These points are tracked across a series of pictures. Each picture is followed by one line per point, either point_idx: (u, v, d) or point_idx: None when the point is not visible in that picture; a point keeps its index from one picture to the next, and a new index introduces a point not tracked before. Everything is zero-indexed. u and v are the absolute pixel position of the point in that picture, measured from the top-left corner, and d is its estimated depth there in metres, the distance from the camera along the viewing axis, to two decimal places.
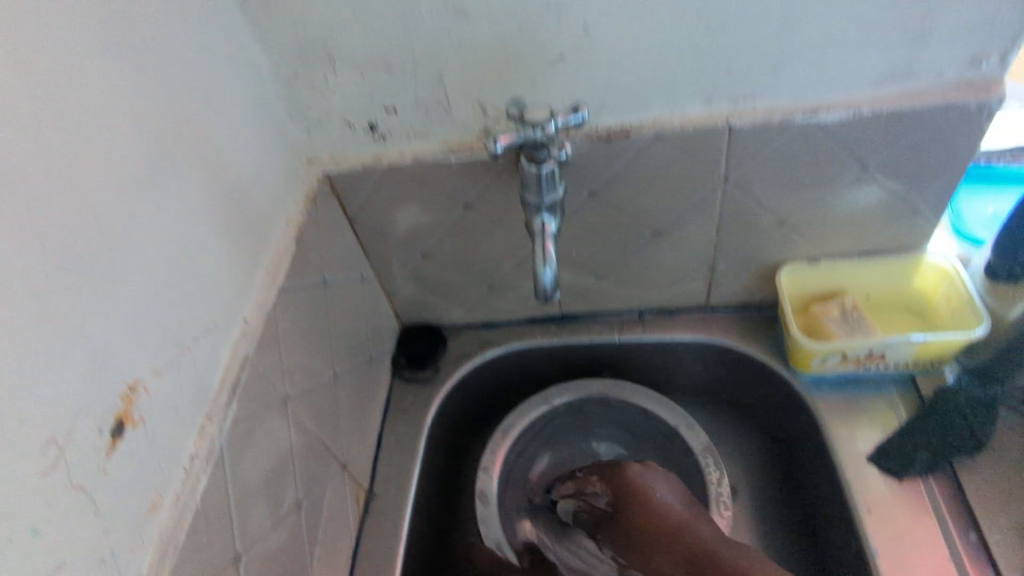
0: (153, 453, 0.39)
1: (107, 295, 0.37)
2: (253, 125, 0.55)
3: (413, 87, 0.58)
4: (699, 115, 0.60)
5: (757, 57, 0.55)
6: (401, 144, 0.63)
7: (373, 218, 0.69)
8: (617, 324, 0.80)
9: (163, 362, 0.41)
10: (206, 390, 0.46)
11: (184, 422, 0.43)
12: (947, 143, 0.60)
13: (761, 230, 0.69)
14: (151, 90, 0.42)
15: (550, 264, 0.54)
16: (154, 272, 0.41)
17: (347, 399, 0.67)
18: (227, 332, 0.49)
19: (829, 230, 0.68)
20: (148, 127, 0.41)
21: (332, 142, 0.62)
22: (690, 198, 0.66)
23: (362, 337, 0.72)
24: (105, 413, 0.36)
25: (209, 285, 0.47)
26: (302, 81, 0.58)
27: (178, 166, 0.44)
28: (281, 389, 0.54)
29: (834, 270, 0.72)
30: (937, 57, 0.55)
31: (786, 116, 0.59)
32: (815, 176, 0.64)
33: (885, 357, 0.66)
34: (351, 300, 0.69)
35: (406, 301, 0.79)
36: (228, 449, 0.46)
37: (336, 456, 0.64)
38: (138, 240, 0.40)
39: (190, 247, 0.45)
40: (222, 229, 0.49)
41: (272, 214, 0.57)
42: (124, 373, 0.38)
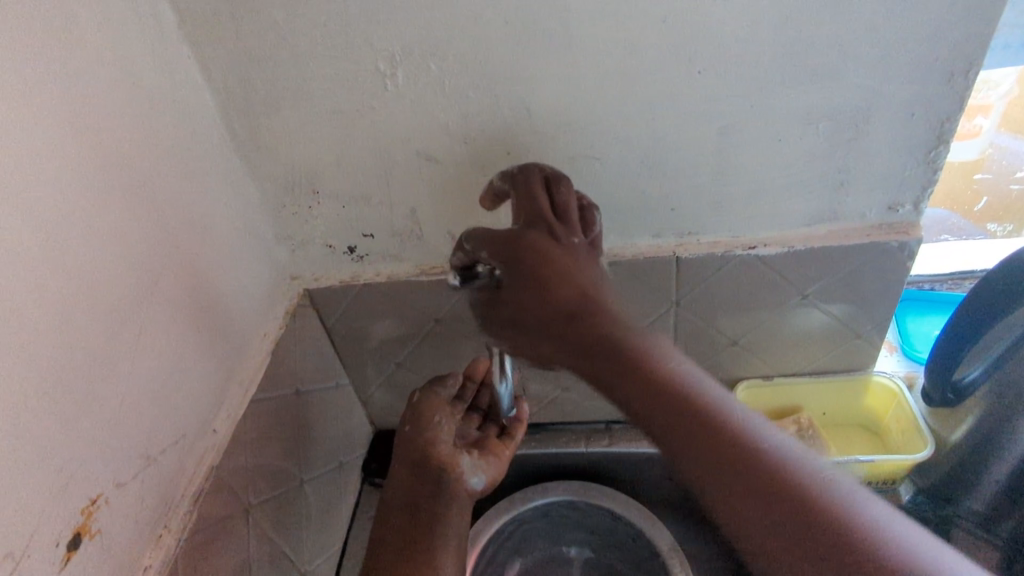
0: (105, 566, 0.41)
1: (83, 416, 0.40)
2: (238, 248, 0.60)
3: (388, 216, 0.64)
4: (648, 245, 0.65)
5: (695, 197, 0.62)
6: (377, 264, 0.68)
7: (350, 330, 0.73)
8: (585, 434, 0.83)
9: (128, 475, 0.44)
10: (167, 500, 0.48)
11: (141, 533, 0.45)
12: (878, 276, 0.66)
13: (715, 349, 0.73)
14: (143, 227, 0.48)
15: (505, 382, 0.60)
16: (131, 389, 0.45)
17: (313, 507, 0.68)
18: (195, 443, 0.52)
19: (779, 350, 0.73)
20: (138, 258, 0.47)
21: (313, 261, 0.68)
22: (648, 318, 0.70)
23: (333, 444, 0.74)
24: (63, 526, 0.38)
25: (183, 398, 0.51)
26: (288, 210, 0.64)
27: (163, 292, 0.49)
28: (243, 498, 0.56)
29: (789, 387, 0.75)
30: (857, 204, 0.62)
31: (728, 248, 0.65)
32: (761, 301, 0.69)
33: None
34: (324, 408, 0.72)
35: (381, 409, 0.81)
36: (183, 561, 0.47)
37: (296, 568, 0.64)
38: (117, 360, 0.44)
39: (169, 363, 0.49)
40: (201, 345, 0.54)
41: (250, 328, 0.61)
42: (89, 487, 0.40)
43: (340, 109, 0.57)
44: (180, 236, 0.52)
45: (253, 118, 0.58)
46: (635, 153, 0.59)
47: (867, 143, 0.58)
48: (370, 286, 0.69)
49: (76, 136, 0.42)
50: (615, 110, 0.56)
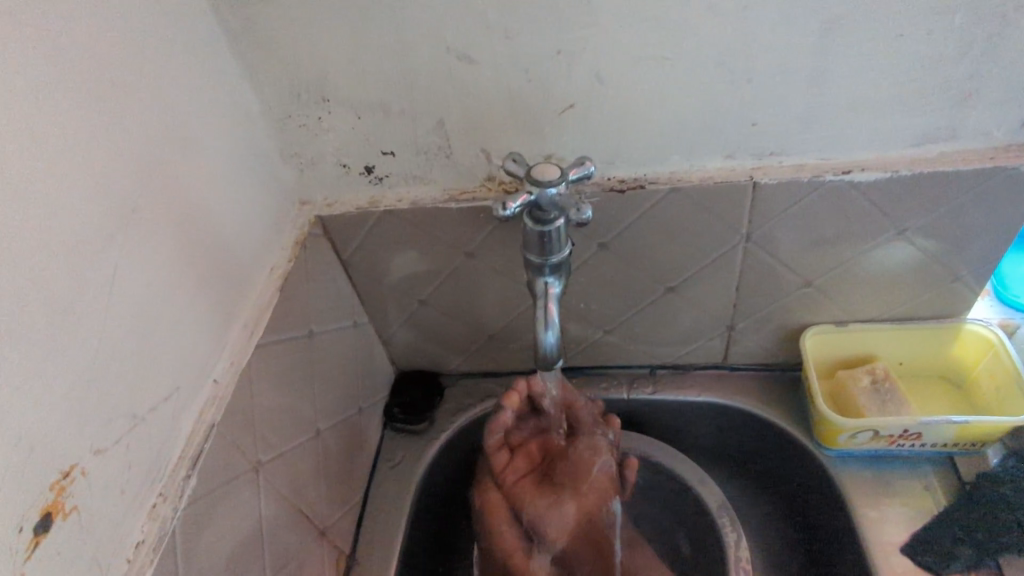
0: (86, 547, 0.35)
1: (42, 373, 0.33)
2: (237, 167, 0.51)
3: (412, 130, 0.54)
4: (721, 169, 0.55)
5: (785, 110, 0.51)
6: (398, 187, 0.58)
7: (368, 263, 0.64)
8: (627, 380, 0.74)
9: (108, 440, 0.37)
10: (162, 465, 0.41)
11: (131, 505, 0.38)
12: (995, 208, 0.55)
13: (784, 290, 0.63)
14: (112, 138, 0.38)
15: (552, 328, 0.50)
16: (109, 338, 0.37)
17: (332, 458, 0.62)
18: (192, 397, 0.44)
19: (859, 292, 0.63)
20: (107, 177, 0.38)
21: (324, 183, 0.59)
22: (710, 256, 0.61)
23: (352, 388, 0.67)
24: (27, 507, 0.31)
25: (177, 345, 0.43)
26: (295, 121, 0.54)
27: (144, 221, 0.41)
28: (252, 456, 0.49)
29: (865, 334, 0.66)
30: (984, 118, 0.51)
31: (816, 173, 0.54)
32: (847, 236, 0.58)
33: (921, 437, 0.60)
34: (340, 350, 0.65)
35: (402, 348, 0.74)
36: (184, 532, 0.41)
37: (314, 523, 0.58)
38: (87, 304, 0.36)
39: (157, 305, 0.41)
40: (196, 283, 0.45)
41: (253, 261, 0.53)
42: (58, 459, 0.33)
43: None
44: (164, 151, 0.43)
45: (247, 4, 0.47)
46: (719, 53, 0.47)
47: (1015, 40, 0.46)
48: (390, 214, 0.59)
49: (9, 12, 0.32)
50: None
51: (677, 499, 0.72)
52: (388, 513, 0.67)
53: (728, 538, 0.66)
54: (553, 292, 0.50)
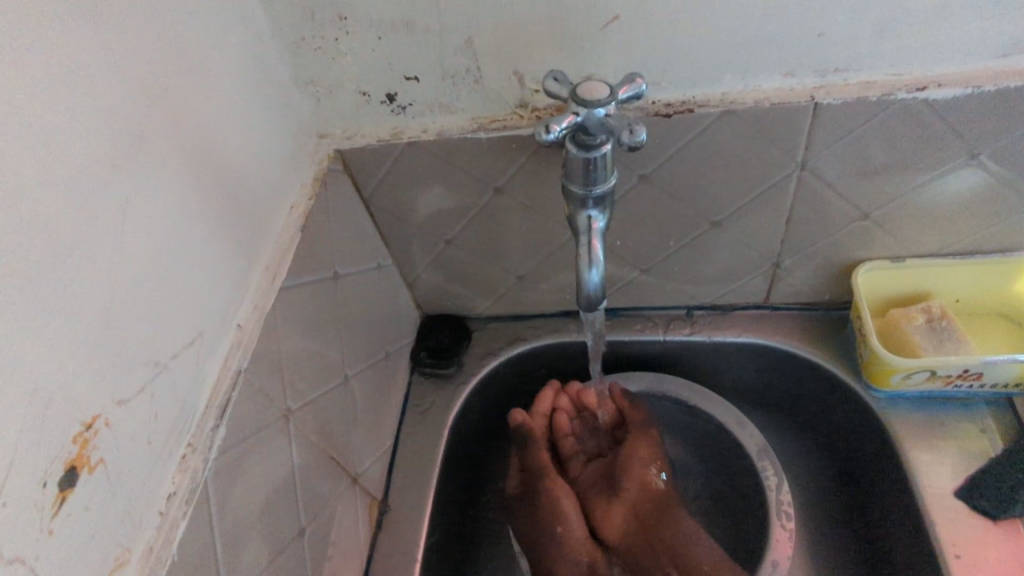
0: (116, 501, 0.33)
1: (54, 318, 0.30)
2: (250, 96, 0.47)
3: (438, 51, 0.49)
4: (780, 89, 0.50)
5: (859, 17, 0.45)
6: (423, 117, 0.54)
7: (391, 201, 0.60)
8: (662, 320, 0.71)
9: (131, 389, 0.34)
10: (189, 413, 0.39)
11: (161, 457, 0.36)
12: None
13: (838, 223, 0.59)
14: (114, 57, 0.34)
15: (596, 267, 0.47)
16: (123, 281, 0.34)
17: (361, 403, 0.60)
18: (216, 343, 0.42)
19: (920, 224, 0.58)
20: (109, 101, 0.34)
21: (344, 114, 0.54)
22: (760, 187, 0.56)
23: (378, 332, 0.64)
24: (48, 462, 0.29)
25: (197, 289, 0.40)
26: (309, 44, 0.49)
27: (153, 151, 0.37)
28: (281, 403, 0.47)
29: (921, 270, 0.62)
30: None
31: (887, 92, 0.49)
32: (914, 162, 0.53)
33: (981, 378, 0.57)
34: (365, 293, 0.62)
35: (428, 290, 0.71)
36: (216, 483, 0.39)
37: (347, 469, 0.57)
38: (96, 244, 0.32)
39: (173, 245, 0.38)
40: (213, 223, 0.42)
41: (272, 199, 0.49)
42: (79, 409, 0.31)
43: None
44: (171, 75, 0.38)
45: None
46: None
47: None
48: (414, 146, 0.55)
49: None
50: None
51: (715, 441, 0.70)
52: (420, 458, 0.66)
53: (770, 481, 0.64)
54: (594, 232, 0.46)
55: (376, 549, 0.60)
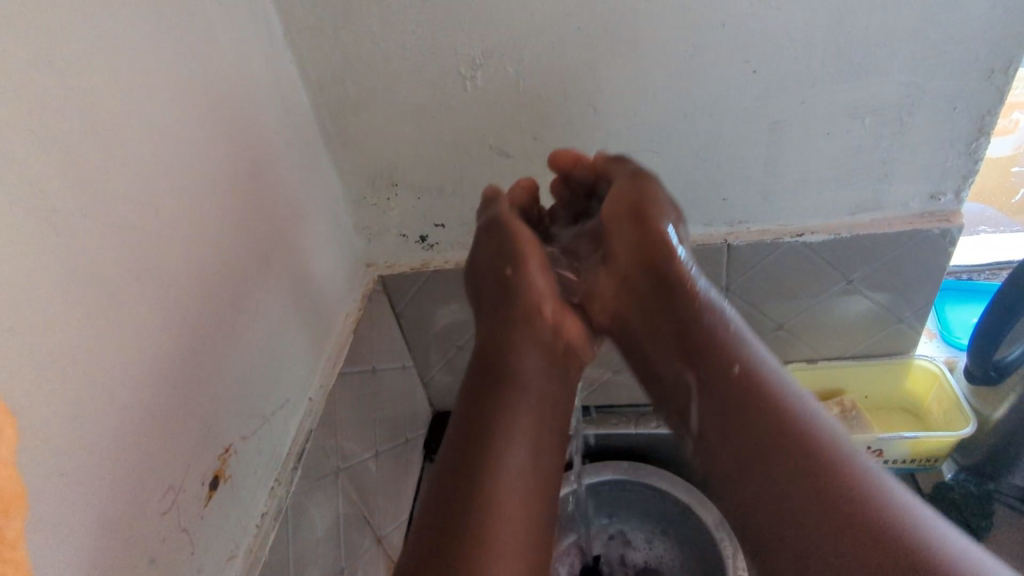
0: (236, 507, 0.47)
1: (214, 374, 0.46)
2: (326, 237, 0.66)
3: (459, 207, 0.69)
4: (701, 234, 0.70)
5: (746, 189, 0.66)
6: (446, 252, 0.73)
7: (418, 315, 0.78)
8: (633, 416, 0.87)
9: (249, 431, 0.50)
10: (277, 457, 0.53)
11: (260, 484, 0.50)
12: (919, 262, 0.69)
13: (761, 334, 0.77)
14: (259, 215, 0.54)
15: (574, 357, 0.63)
16: (250, 355, 0.51)
17: (386, 477, 0.73)
18: (295, 409, 0.57)
19: (822, 334, 0.76)
20: (253, 242, 0.53)
21: (387, 250, 0.74)
22: None
23: (401, 421, 0.79)
24: (204, 468, 0.44)
25: (287, 367, 0.57)
26: (369, 201, 0.70)
27: (270, 272, 0.55)
28: (333, 462, 0.61)
29: (831, 371, 0.79)
30: (900, 194, 0.66)
31: (776, 237, 0.69)
32: (807, 287, 0.73)
33: (884, 454, 0.72)
34: (393, 387, 0.77)
35: (441, 390, 0.86)
36: (291, 511, 0.53)
37: (374, 531, 0.69)
38: (239, 329, 0.50)
39: (276, 335, 0.55)
40: (299, 322, 0.59)
41: (335, 308, 0.67)
42: (222, 438, 0.46)
43: (422, 107, 0.62)
44: (282, 222, 0.58)
45: (341, 118, 0.64)
46: (690, 146, 0.63)
47: (910, 136, 0.61)
48: (438, 272, 0.74)
49: (209, 128, 0.48)
50: (673, 106, 0.61)
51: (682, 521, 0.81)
52: None
53: (727, 549, 0.75)
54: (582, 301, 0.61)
55: None
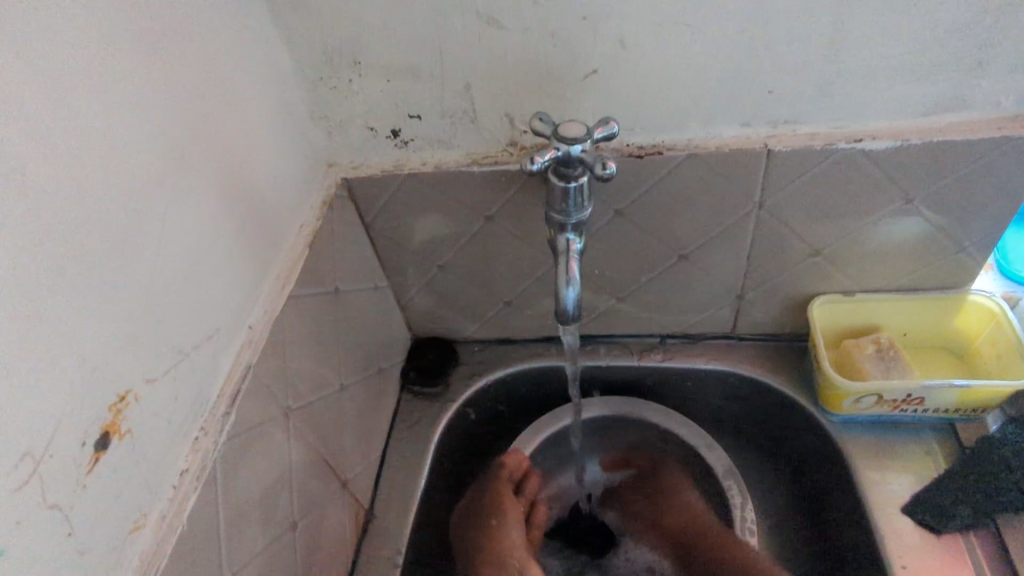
0: (140, 468, 0.37)
1: (101, 302, 0.35)
2: (273, 128, 0.53)
3: (439, 94, 0.56)
4: (737, 136, 0.57)
5: (802, 78, 0.52)
6: (423, 151, 0.60)
7: (390, 226, 0.66)
8: (637, 347, 0.77)
9: (159, 370, 0.39)
10: (204, 401, 0.43)
11: (177, 436, 0.41)
12: (999, 179, 0.57)
13: (793, 260, 0.65)
14: (170, 89, 0.40)
15: (573, 284, 0.51)
16: (159, 274, 0.39)
17: (353, 412, 0.65)
18: (230, 340, 0.46)
19: (866, 262, 0.65)
20: (162, 124, 0.40)
21: (352, 146, 0.60)
22: (722, 224, 0.63)
23: (372, 348, 0.69)
24: (88, 424, 0.33)
25: (219, 290, 0.45)
26: (326, 83, 0.56)
27: (190, 166, 0.42)
28: (282, 402, 0.52)
29: (871, 304, 0.68)
30: (992, 90, 0.52)
31: (829, 142, 0.56)
32: (855, 207, 0.60)
33: (923, 402, 0.63)
34: (362, 310, 0.67)
35: (420, 313, 0.76)
36: (223, 466, 0.43)
37: (337, 474, 0.61)
38: (142, 241, 0.38)
39: (202, 249, 0.43)
40: (237, 233, 0.47)
41: (285, 218, 0.55)
42: (117, 382, 0.35)
43: None
44: (209, 105, 0.44)
45: None
46: (739, 18, 0.49)
47: None
48: (414, 177, 0.61)
49: None
50: None
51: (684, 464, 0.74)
52: (407, 470, 0.70)
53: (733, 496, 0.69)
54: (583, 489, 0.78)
55: (360, 554, 0.64)
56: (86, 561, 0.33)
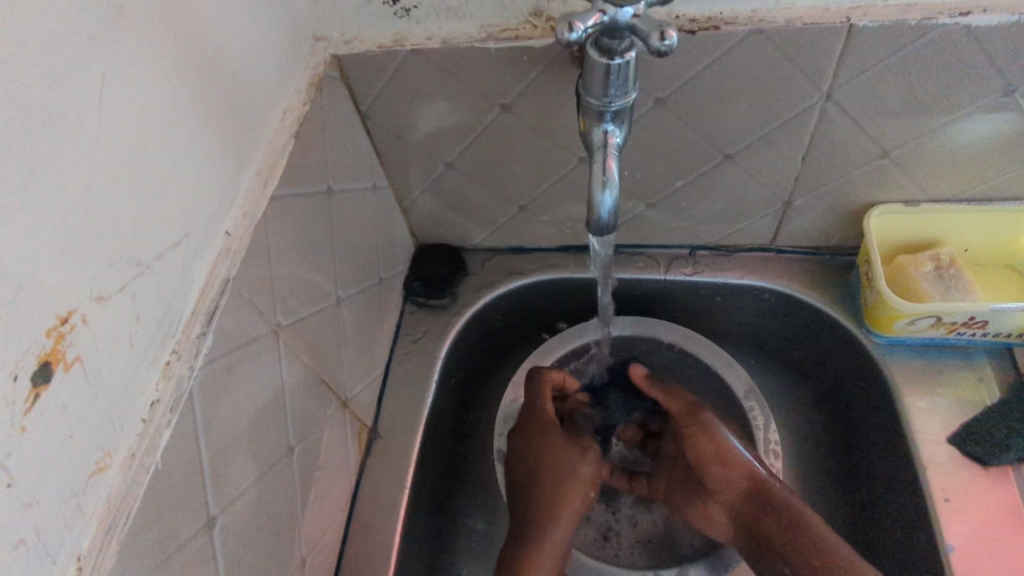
0: (96, 402, 0.31)
1: (24, 200, 0.27)
2: None
3: None
4: (815, 7, 0.46)
5: None
6: (428, 22, 0.50)
7: (389, 116, 0.57)
8: (664, 258, 0.69)
9: (111, 286, 0.32)
10: (174, 319, 0.37)
11: (141, 362, 0.34)
12: None
13: (856, 162, 0.57)
14: None
15: (611, 186, 0.43)
16: (101, 166, 0.31)
17: (352, 325, 0.58)
18: (202, 248, 0.39)
19: (939, 166, 0.56)
20: None
21: (342, 14, 0.50)
22: (779, 119, 0.54)
23: (371, 256, 0.62)
24: (19, 353, 0.27)
25: (184, 188, 0.37)
26: None
27: (134, 24, 0.32)
28: (272, 318, 0.46)
29: (933, 215, 0.60)
30: None
31: (928, 16, 0.45)
32: (942, 100, 0.51)
33: (985, 326, 0.57)
34: (360, 213, 0.59)
35: (424, 217, 0.68)
36: (202, 393, 0.38)
37: (337, 393, 0.56)
38: (71, 122, 0.29)
39: (157, 135, 0.35)
40: (204, 119, 0.38)
41: (265, 102, 0.45)
42: (53, 301, 0.28)
43: None
44: None
45: None
46: None
47: None
48: (418, 56, 0.51)
49: None
50: None
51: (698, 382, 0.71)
52: (412, 387, 0.65)
53: (757, 421, 0.67)
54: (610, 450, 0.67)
55: (364, 474, 0.60)
56: (34, 515, 0.28)
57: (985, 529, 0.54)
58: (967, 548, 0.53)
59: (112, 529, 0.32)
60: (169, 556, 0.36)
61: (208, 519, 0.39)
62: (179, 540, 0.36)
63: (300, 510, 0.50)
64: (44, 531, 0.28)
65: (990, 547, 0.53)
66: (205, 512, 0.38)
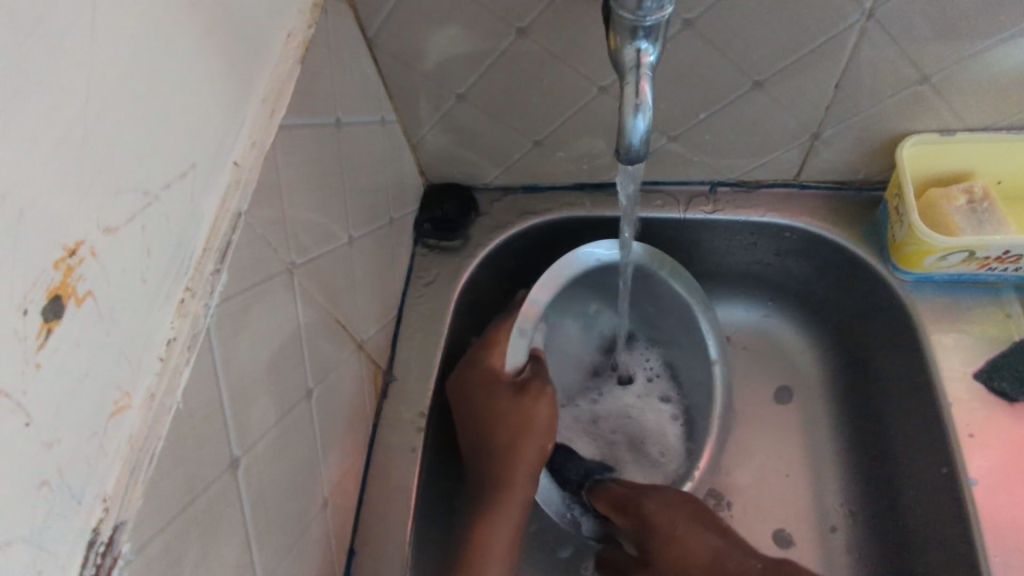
0: (111, 339, 0.29)
1: (20, 118, 0.24)
2: None
3: None
4: None
5: None
6: None
7: (398, 41, 0.53)
8: (683, 196, 0.67)
9: (118, 217, 0.30)
10: (185, 255, 0.35)
11: (154, 300, 0.32)
12: None
13: (891, 88, 0.54)
14: None
15: (644, 110, 0.40)
16: (98, 83, 0.28)
17: (364, 267, 0.57)
18: (211, 179, 0.37)
19: (980, 92, 0.53)
20: None
21: None
22: (815, 40, 0.50)
23: (381, 195, 0.59)
24: (27, 285, 0.25)
25: (187, 113, 0.34)
26: None
27: None
28: (286, 256, 0.44)
29: (967, 146, 0.58)
30: None
31: None
32: (992, 18, 0.47)
33: (1018, 261, 0.55)
34: (369, 148, 0.56)
35: (433, 154, 0.65)
36: (219, 333, 0.36)
37: (352, 336, 0.54)
38: (63, 28, 0.26)
39: (156, 51, 0.31)
40: (205, 36, 0.35)
41: (270, 20, 0.42)
42: (58, 230, 0.26)
43: None
44: None
45: None
46: None
47: None
48: None
49: None
50: None
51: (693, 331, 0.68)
52: (426, 330, 0.63)
53: None
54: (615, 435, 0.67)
55: (381, 417, 0.60)
56: (56, 457, 0.27)
57: (1008, 464, 0.54)
58: (989, 482, 0.53)
59: (136, 471, 0.31)
60: (197, 498, 0.35)
61: (231, 461, 0.38)
62: (204, 482, 0.35)
63: (321, 453, 0.49)
64: (67, 473, 0.27)
65: (1014, 482, 0.53)
66: (228, 454, 0.37)
